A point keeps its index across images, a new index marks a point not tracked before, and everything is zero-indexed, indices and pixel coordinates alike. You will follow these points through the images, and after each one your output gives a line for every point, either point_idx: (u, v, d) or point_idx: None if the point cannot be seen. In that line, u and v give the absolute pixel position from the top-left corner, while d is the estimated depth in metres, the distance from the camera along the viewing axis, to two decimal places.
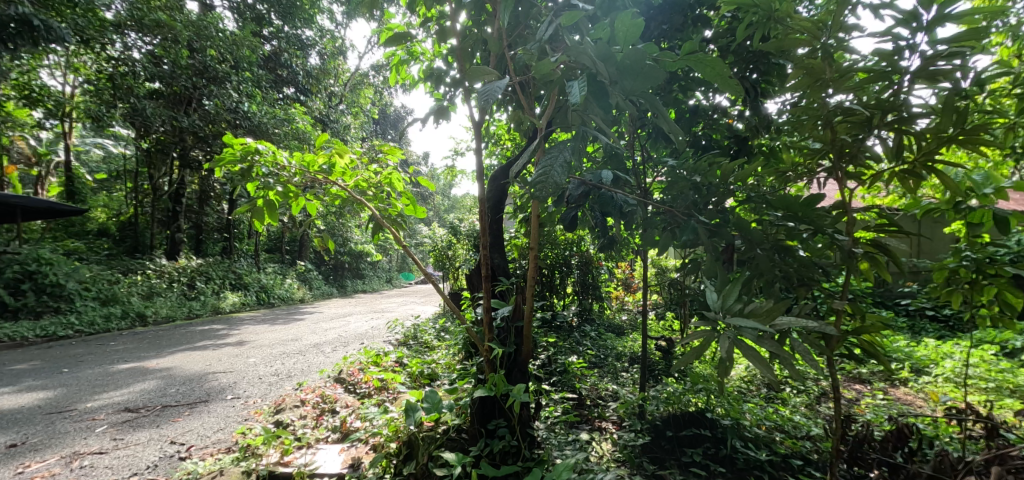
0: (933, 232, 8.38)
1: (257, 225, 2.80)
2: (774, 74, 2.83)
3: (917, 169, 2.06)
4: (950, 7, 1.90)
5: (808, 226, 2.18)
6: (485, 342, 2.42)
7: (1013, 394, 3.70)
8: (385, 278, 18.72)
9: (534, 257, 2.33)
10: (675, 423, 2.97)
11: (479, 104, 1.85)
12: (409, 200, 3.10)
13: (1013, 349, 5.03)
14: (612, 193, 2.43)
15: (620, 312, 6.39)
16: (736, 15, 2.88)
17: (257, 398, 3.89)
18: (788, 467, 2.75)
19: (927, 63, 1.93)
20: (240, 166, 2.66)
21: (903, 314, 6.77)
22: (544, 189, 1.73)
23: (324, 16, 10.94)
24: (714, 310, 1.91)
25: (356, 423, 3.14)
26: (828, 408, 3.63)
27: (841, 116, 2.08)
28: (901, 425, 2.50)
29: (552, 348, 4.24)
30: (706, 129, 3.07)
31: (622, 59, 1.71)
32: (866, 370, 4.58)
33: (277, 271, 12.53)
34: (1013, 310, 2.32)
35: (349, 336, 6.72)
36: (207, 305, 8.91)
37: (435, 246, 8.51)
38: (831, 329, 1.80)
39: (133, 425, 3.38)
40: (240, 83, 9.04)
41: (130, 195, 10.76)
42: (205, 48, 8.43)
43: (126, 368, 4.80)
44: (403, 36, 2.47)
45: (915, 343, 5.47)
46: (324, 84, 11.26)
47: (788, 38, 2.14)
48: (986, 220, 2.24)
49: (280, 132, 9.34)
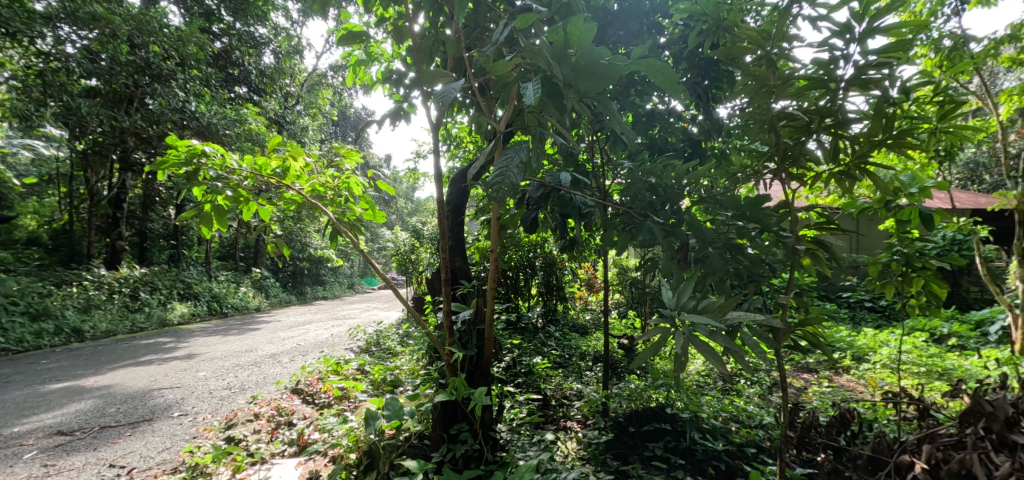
0: (871, 229, 8.97)
1: (205, 230, 2.70)
2: (723, 81, 2.97)
3: (852, 170, 2.20)
4: (878, 21, 2.04)
5: (756, 225, 2.34)
6: (446, 347, 2.41)
7: (941, 377, 3.99)
8: (346, 284, 18.31)
9: (495, 259, 2.35)
10: (638, 419, 3.06)
11: (436, 106, 1.85)
12: (368, 204, 3.04)
13: (941, 335, 5.48)
14: (571, 195, 2.47)
15: (584, 312, 6.49)
16: (689, 23, 3.00)
17: (207, 414, 3.73)
18: (742, 455, 2.88)
19: (859, 72, 2.06)
20: (186, 169, 2.53)
21: (845, 306, 7.22)
22: (501, 189, 1.74)
23: (279, 13, 10.55)
24: (670, 307, 1.98)
25: (314, 435, 3.05)
26: (779, 397, 3.83)
27: (784, 121, 2.22)
28: (844, 410, 2.64)
29: (517, 350, 4.29)
30: (662, 132, 3.17)
31: (578, 60, 1.73)
32: (813, 359, 4.84)
33: (230, 279, 12.01)
34: (939, 299, 2.50)
35: (308, 345, 6.53)
36: (153, 318, 8.47)
37: (397, 249, 8.33)
38: (777, 323, 1.90)
39: (67, 449, 3.17)
40: (187, 81, 8.70)
41: (64, 200, 10.06)
42: (148, 44, 8.02)
43: (59, 388, 4.50)
44: (359, 36, 2.47)
45: (855, 332, 5.84)
46: (279, 83, 10.90)
47: (736, 46, 2.24)
48: (913, 217, 2.40)
49: (231, 133, 9.05)
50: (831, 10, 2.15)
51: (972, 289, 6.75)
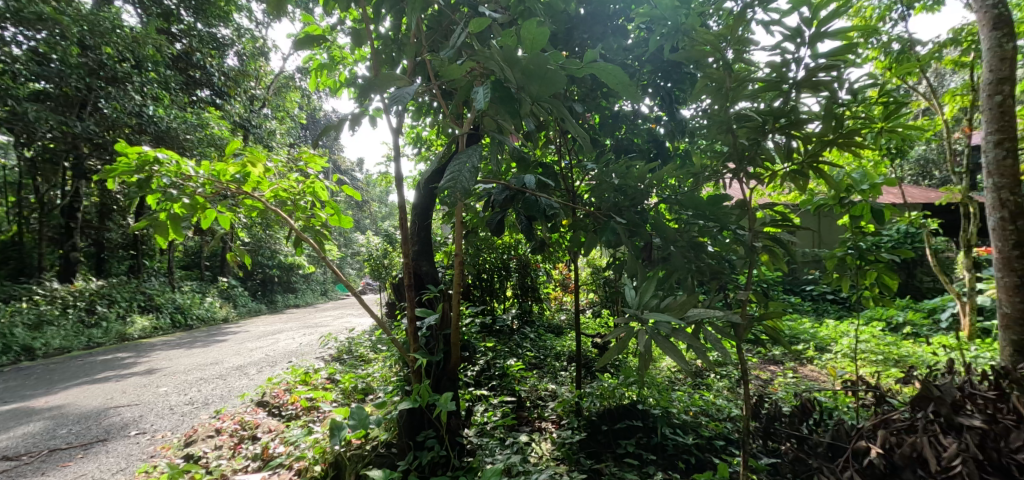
0: (832, 224, 9.30)
1: (161, 240, 2.62)
2: (685, 83, 3.03)
3: (805, 169, 2.27)
4: (826, 26, 2.11)
5: (716, 223, 2.41)
6: (411, 352, 2.39)
7: (897, 364, 4.17)
8: (319, 291, 17.96)
9: (460, 262, 2.35)
10: (610, 417, 3.08)
11: (390, 108, 1.82)
12: (334, 210, 2.98)
13: (896, 324, 5.73)
14: (536, 197, 2.46)
15: (559, 312, 6.52)
16: (651, 26, 3.05)
17: (166, 431, 3.60)
18: (712, 448, 2.95)
19: (809, 74, 2.13)
20: (139, 177, 2.45)
21: (808, 298, 7.47)
22: (453, 194, 1.75)
23: (242, 14, 10.26)
24: (633, 306, 2.02)
25: (279, 448, 2.97)
26: (746, 390, 3.94)
27: (740, 122, 2.28)
28: (806, 400, 2.71)
29: (491, 353, 4.29)
30: (628, 133, 3.23)
31: (527, 63, 1.69)
32: (779, 351, 4.99)
33: (195, 289, 11.61)
34: (891, 291, 2.59)
35: (276, 355, 6.37)
36: (111, 332, 8.12)
37: (370, 255, 8.20)
38: (736, 318, 1.94)
39: (12, 475, 3.02)
40: (144, 84, 8.39)
41: (13, 210, 9.56)
42: (100, 46, 7.69)
43: (6, 411, 4.28)
44: (317, 39, 2.40)
45: (818, 324, 6.05)
46: (243, 86, 10.61)
47: (694, 50, 2.29)
48: (865, 213, 2.48)
49: (192, 138, 8.77)
50: (783, 15, 2.22)
51: (926, 279, 7.07)
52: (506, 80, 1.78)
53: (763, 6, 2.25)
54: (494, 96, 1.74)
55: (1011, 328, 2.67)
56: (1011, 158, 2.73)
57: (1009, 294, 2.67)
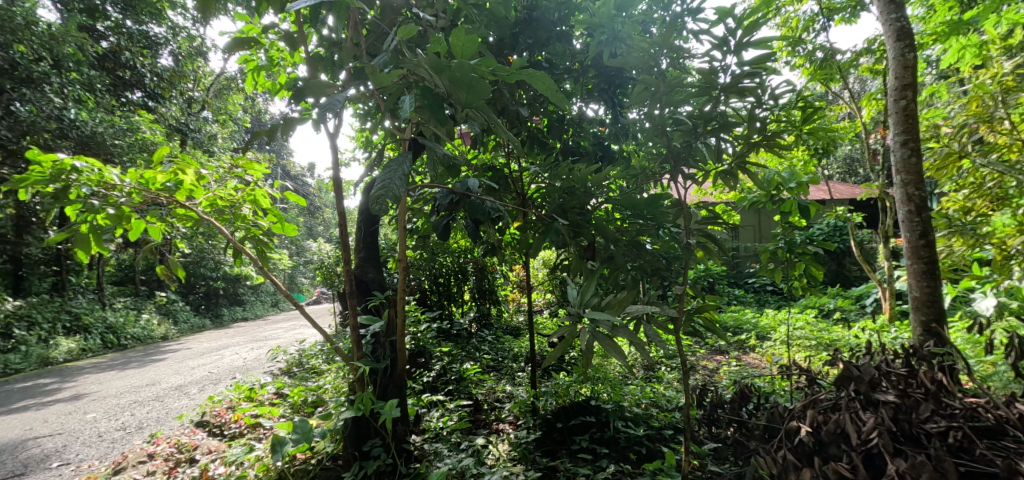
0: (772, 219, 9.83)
1: (82, 255, 2.45)
2: (627, 87, 3.14)
3: (734, 170, 2.39)
4: (751, 35, 2.24)
5: (653, 222, 2.49)
6: (354, 360, 2.37)
7: (829, 347, 4.46)
8: (269, 303, 17.25)
9: (404, 270, 2.33)
10: (565, 414, 3.17)
11: (320, 117, 1.79)
12: (277, 217, 2.87)
13: (828, 310, 6.12)
14: (480, 200, 2.44)
15: (517, 313, 6.55)
16: (592, 33, 3.14)
17: (93, 460, 3.37)
18: (662, 437, 3.05)
19: (735, 80, 2.26)
20: (54, 187, 2.27)
21: (751, 290, 7.86)
22: (385, 202, 1.73)
23: (177, 12, 9.73)
24: (575, 305, 2.08)
25: (219, 469, 2.84)
26: (694, 380, 4.10)
27: (674, 126, 2.40)
28: (746, 387, 2.84)
29: (447, 357, 4.27)
30: (574, 136, 3.30)
31: (454, 70, 1.67)
32: (724, 342, 5.22)
33: (128, 306, 10.92)
34: (818, 280, 2.77)
35: (221, 372, 6.09)
36: (32, 357, 7.54)
37: (322, 263, 7.98)
38: (670, 312, 2.03)
39: None
40: (63, 85, 7.79)
41: None
42: (11, 44, 7.15)
43: None
44: (247, 42, 2.33)
45: (760, 314, 6.38)
46: (178, 88, 10.06)
47: (632, 56, 2.35)
48: (793, 209, 2.63)
49: (121, 143, 8.22)
50: (711, 25, 2.33)
51: (854, 268, 7.59)
52: (437, 87, 1.77)
53: (692, 15, 2.37)
54: (422, 103, 1.73)
55: (921, 309, 2.93)
56: (915, 157, 2.97)
57: (919, 278, 2.94)
